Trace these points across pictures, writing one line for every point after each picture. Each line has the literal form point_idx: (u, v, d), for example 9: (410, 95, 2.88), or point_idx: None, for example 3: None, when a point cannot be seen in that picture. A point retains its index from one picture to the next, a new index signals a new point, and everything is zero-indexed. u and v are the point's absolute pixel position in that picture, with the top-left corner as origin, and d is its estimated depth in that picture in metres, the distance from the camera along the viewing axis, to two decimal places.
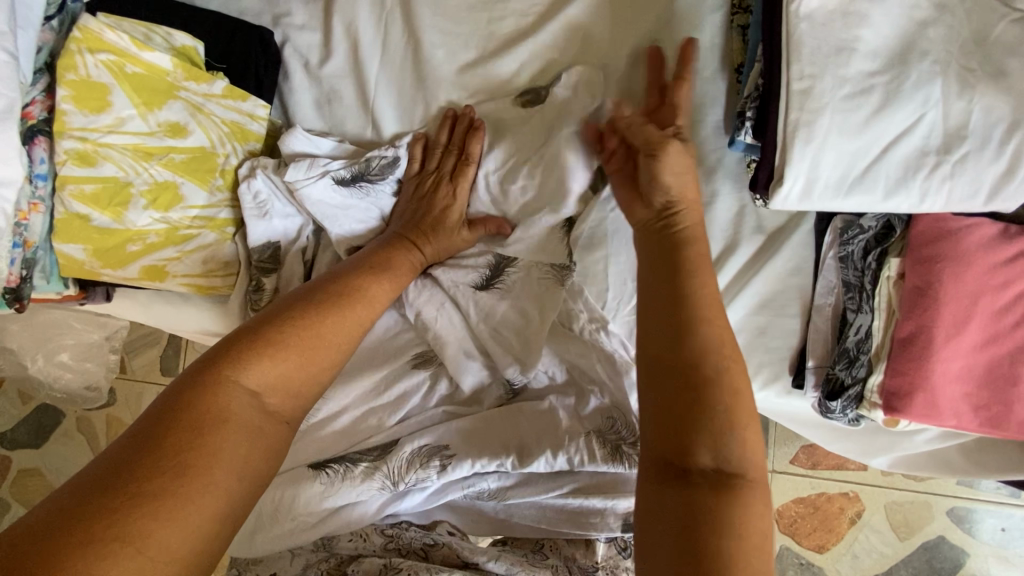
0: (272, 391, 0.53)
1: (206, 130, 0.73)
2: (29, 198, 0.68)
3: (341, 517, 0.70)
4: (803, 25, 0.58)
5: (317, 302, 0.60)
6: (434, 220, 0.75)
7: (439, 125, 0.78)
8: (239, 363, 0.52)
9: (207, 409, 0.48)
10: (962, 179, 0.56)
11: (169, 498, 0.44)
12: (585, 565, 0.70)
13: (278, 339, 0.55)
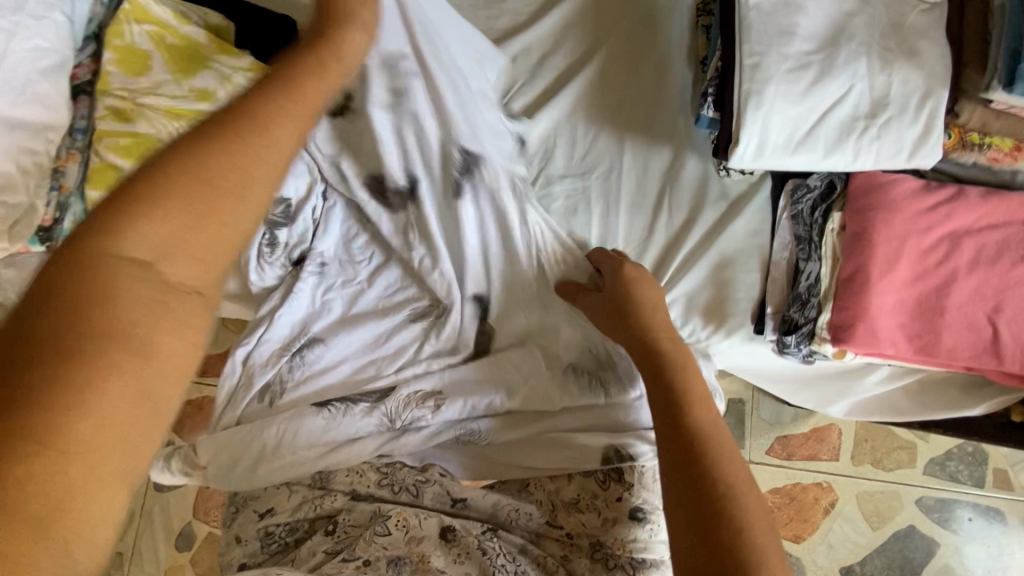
0: (179, 255, 0.35)
1: (233, 97, 0.80)
2: (68, 147, 0.75)
3: (338, 459, 0.79)
4: (752, 13, 0.70)
5: (204, 124, 0.38)
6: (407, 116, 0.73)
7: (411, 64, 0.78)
8: (122, 219, 0.34)
9: (83, 288, 0.32)
10: (887, 139, 0.66)
11: (37, 414, 0.28)
12: (566, 498, 0.77)
13: (162, 185, 0.35)
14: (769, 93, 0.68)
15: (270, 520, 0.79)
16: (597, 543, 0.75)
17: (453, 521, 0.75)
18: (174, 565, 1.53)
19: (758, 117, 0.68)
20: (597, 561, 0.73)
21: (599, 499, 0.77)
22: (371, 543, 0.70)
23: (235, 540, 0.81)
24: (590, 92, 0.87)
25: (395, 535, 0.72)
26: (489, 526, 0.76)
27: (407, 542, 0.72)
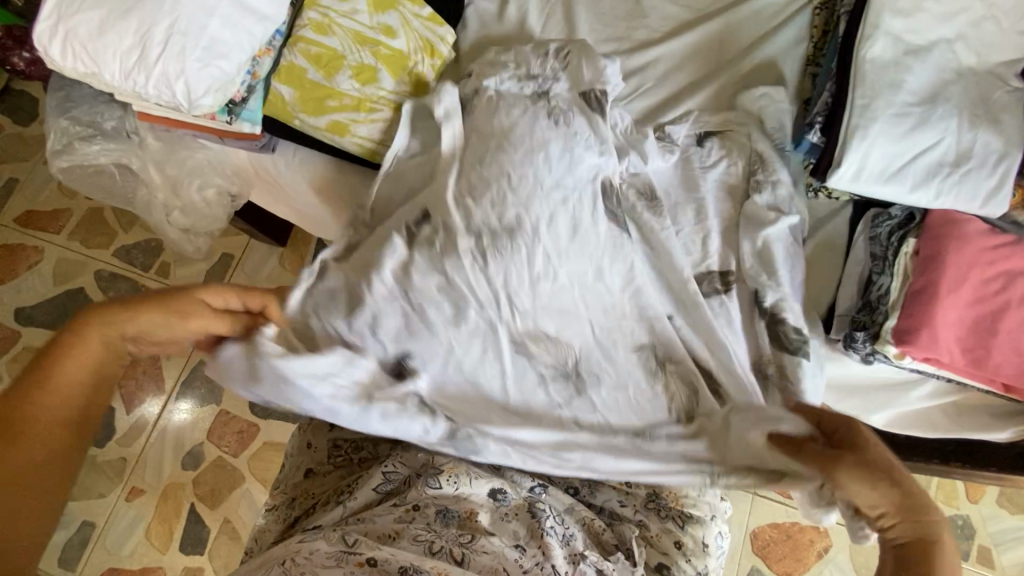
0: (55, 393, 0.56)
1: (408, 39, 0.92)
2: (268, 44, 0.87)
3: None
4: (868, 65, 0.83)
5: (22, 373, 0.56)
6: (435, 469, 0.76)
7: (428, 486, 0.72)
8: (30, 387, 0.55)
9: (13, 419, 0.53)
10: (965, 186, 0.78)
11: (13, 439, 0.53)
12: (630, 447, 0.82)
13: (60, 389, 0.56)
14: (875, 129, 0.80)
15: (340, 433, 0.81)
16: (652, 493, 0.80)
17: (502, 482, 0.77)
18: (177, 482, 1.54)
19: (862, 146, 0.80)
20: (649, 513, 0.79)
21: (659, 465, 0.77)
22: (422, 493, 0.74)
23: (305, 444, 0.82)
24: (705, 106, 0.99)
25: (446, 490, 0.74)
26: (541, 483, 0.80)
27: (456, 496, 0.75)
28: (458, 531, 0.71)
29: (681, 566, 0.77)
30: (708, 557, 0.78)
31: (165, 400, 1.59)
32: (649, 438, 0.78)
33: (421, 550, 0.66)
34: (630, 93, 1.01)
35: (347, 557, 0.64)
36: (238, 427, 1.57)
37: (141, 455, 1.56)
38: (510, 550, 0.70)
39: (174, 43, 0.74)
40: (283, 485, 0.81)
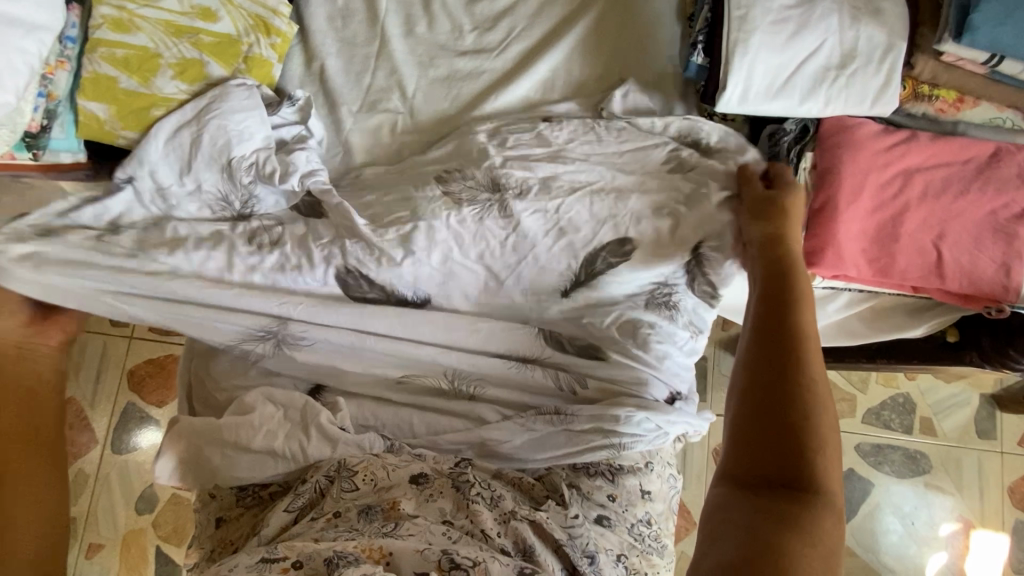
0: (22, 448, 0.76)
1: (233, 20, 0.80)
2: (58, 55, 0.73)
3: (311, 423, 0.76)
4: None
5: None
6: (363, 471, 0.71)
7: (353, 478, 0.71)
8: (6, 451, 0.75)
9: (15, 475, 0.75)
10: (855, 88, 0.74)
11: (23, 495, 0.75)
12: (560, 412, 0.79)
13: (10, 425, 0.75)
14: (754, 46, 0.74)
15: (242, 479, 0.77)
16: (571, 481, 0.77)
17: (423, 466, 0.73)
18: (135, 529, 1.47)
19: (742, 68, 0.75)
20: (581, 470, 0.78)
21: (583, 439, 0.77)
22: (339, 499, 0.69)
23: (209, 496, 0.80)
24: (585, 42, 0.90)
25: (363, 490, 0.70)
26: (466, 457, 0.76)
27: (377, 489, 0.70)
28: (381, 524, 0.65)
29: (624, 516, 0.76)
30: (649, 526, 0.77)
31: (101, 450, 1.50)
32: (563, 416, 0.78)
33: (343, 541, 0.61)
34: (501, 42, 0.91)
35: (269, 565, 0.58)
36: None
37: (90, 510, 1.48)
38: (436, 525, 0.65)
39: None
40: (199, 540, 0.79)
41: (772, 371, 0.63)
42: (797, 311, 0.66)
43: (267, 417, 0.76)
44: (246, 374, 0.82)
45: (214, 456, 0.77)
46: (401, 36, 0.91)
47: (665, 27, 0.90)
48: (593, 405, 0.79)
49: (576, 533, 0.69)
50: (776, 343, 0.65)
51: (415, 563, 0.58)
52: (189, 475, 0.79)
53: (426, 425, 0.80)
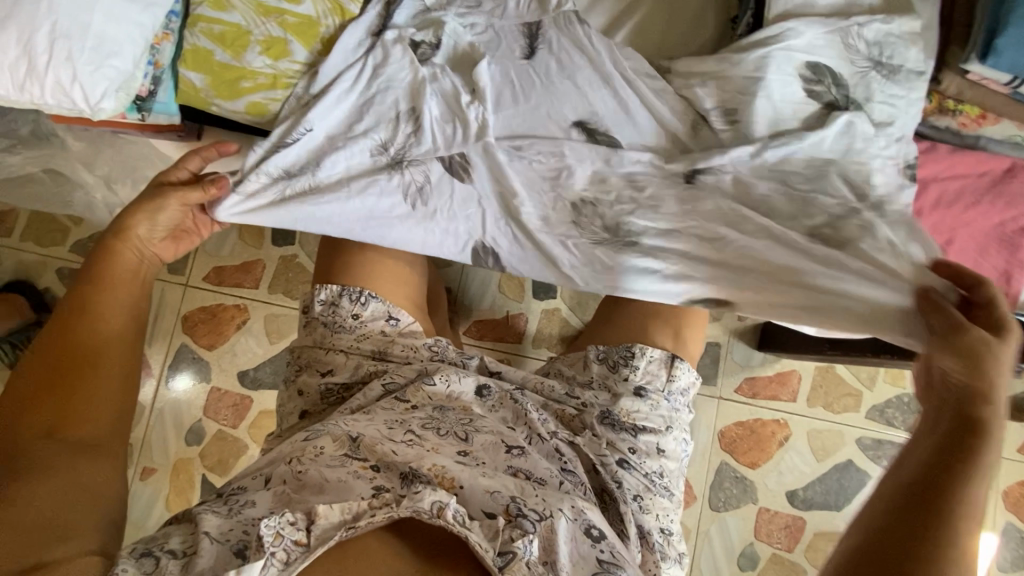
0: (102, 319, 0.74)
1: (314, 3, 0.88)
2: (164, 28, 0.82)
3: (392, 341, 0.97)
4: None
5: (90, 280, 0.75)
6: (423, 369, 0.94)
7: (421, 391, 0.90)
8: (96, 292, 0.75)
9: (84, 332, 0.72)
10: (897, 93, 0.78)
11: (82, 313, 0.73)
12: (584, 378, 0.96)
13: (116, 278, 0.77)
14: (801, 46, 0.78)
15: (329, 378, 0.93)
16: (606, 411, 0.91)
17: (487, 380, 0.95)
18: (184, 458, 1.62)
19: (780, 75, 0.78)
20: (605, 425, 0.90)
21: (614, 386, 0.94)
22: (420, 394, 0.90)
23: (297, 392, 0.94)
24: (634, 35, 0.95)
25: (439, 387, 0.91)
26: (518, 386, 0.95)
27: (448, 396, 0.91)
28: (458, 416, 0.88)
29: (638, 464, 0.89)
30: (664, 458, 0.92)
31: (156, 384, 1.64)
32: (587, 368, 0.97)
33: (419, 460, 0.76)
34: (566, 21, 0.86)
35: (350, 462, 0.76)
36: (232, 400, 1.64)
37: (144, 439, 1.64)
38: (503, 428, 0.87)
39: (59, 47, 0.70)
40: (280, 429, 0.93)
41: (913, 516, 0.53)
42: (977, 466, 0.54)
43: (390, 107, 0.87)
44: (377, 173, 0.85)
45: (322, 353, 0.95)
46: (455, 16, 0.90)
47: (709, 25, 0.95)
48: (603, 369, 0.96)
49: (604, 461, 0.87)
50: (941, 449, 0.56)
51: (480, 504, 0.71)
52: (308, 340, 0.96)
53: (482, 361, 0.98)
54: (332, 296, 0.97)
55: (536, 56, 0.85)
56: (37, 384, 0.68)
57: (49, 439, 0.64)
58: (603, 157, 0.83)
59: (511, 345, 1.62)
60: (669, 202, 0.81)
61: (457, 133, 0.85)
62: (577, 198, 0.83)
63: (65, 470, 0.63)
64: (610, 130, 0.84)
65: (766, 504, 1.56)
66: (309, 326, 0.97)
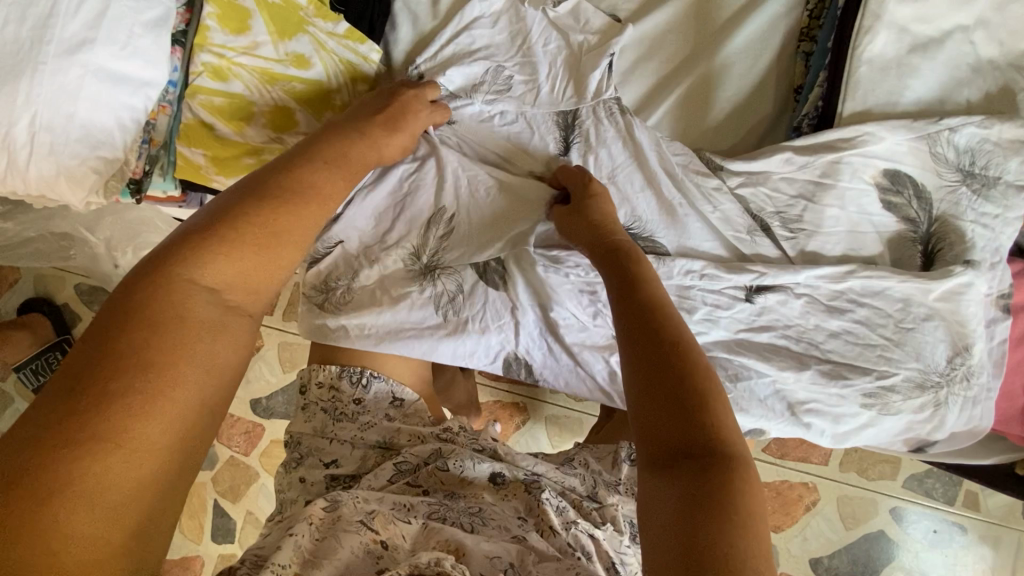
0: (232, 289, 0.54)
1: (325, 67, 0.79)
2: (160, 100, 0.76)
3: (398, 429, 0.90)
4: (863, 69, 0.72)
5: (220, 236, 0.55)
6: (434, 452, 0.86)
7: (433, 479, 0.83)
8: (193, 262, 0.52)
9: (168, 305, 0.49)
10: (980, 214, 0.70)
11: (156, 328, 0.48)
12: (611, 478, 0.92)
13: (234, 237, 0.55)
14: (876, 149, 0.71)
15: (333, 469, 0.86)
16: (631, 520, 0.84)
17: (502, 468, 0.86)
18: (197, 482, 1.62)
19: (854, 185, 0.72)
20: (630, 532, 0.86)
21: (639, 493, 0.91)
22: (433, 477, 0.83)
23: (299, 480, 0.86)
24: (675, 106, 0.85)
25: (452, 473, 0.83)
26: (534, 471, 0.88)
27: (461, 481, 0.83)
28: (466, 505, 0.78)
29: None
30: None
31: None
32: (613, 470, 0.94)
33: (428, 533, 0.71)
34: (606, 111, 0.84)
35: (364, 529, 0.69)
36: (244, 427, 1.62)
37: None
38: (513, 517, 0.78)
39: (40, 141, 0.65)
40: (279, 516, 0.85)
41: (697, 506, 0.49)
42: (702, 421, 0.54)
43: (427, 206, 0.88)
44: (409, 280, 0.88)
45: (325, 442, 0.89)
46: (483, 103, 0.87)
47: (767, 96, 0.84)
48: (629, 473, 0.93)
49: (623, 559, 0.80)
50: (653, 392, 0.56)
51: (483, 567, 0.66)
52: (309, 428, 0.91)
53: (497, 451, 0.91)
54: (330, 378, 0.93)
55: (572, 154, 0.85)
56: (194, 242, 0.54)
57: (200, 296, 0.52)
58: (650, 268, 0.80)
59: (527, 388, 1.55)
60: (713, 329, 0.79)
61: (491, 236, 0.86)
62: None
63: (188, 361, 0.48)
64: (653, 235, 0.82)
65: (786, 569, 1.49)
66: (308, 412, 0.93)
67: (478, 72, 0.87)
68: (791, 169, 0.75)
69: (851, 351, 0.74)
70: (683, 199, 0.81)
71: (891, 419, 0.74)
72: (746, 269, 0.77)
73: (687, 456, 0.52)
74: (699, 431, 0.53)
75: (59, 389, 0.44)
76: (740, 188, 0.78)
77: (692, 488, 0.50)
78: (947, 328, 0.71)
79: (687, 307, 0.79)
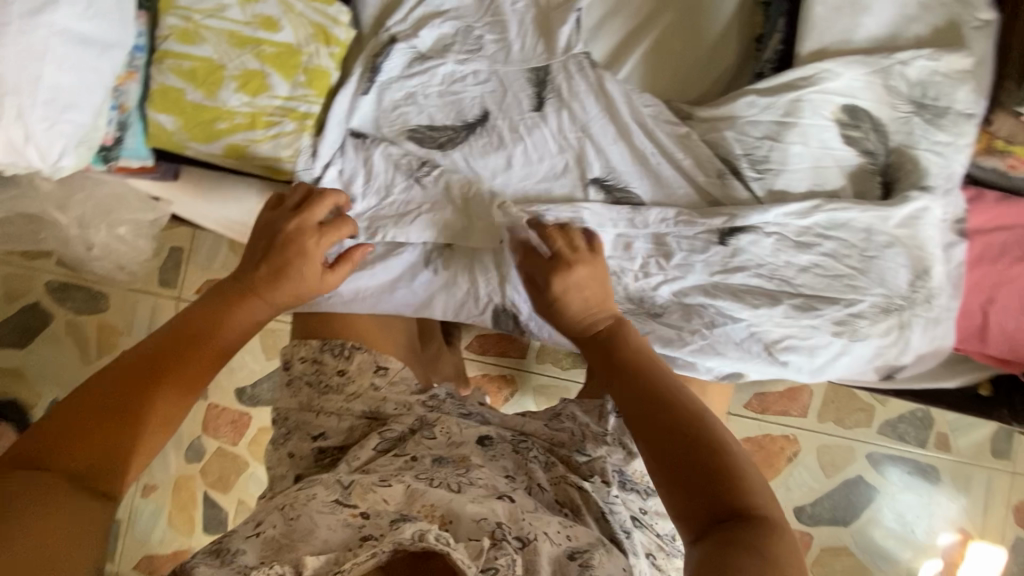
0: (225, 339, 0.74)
1: (294, 29, 0.79)
2: (128, 66, 0.75)
3: (383, 399, 0.90)
4: (820, 11, 0.75)
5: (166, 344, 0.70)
6: (419, 421, 0.87)
7: (419, 446, 0.83)
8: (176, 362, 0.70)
9: (167, 382, 0.68)
10: (935, 144, 0.73)
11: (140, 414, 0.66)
12: (598, 431, 0.90)
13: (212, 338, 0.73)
14: (834, 86, 0.73)
15: (321, 442, 0.88)
16: (620, 470, 0.88)
17: (489, 431, 0.88)
18: (185, 475, 1.60)
19: (816, 122, 0.75)
20: (618, 484, 0.87)
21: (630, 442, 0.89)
22: (419, 445, 0.84)
23: (289, 455, 0.89)
24: (643, 59, 0.87)
25: (439, 439, 0.85)
26: (520, 433, 0.90)
27: (448, 445, 0.84)
28: (453, 468, 0.79)
29: (650, 523, 0.85)
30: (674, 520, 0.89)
31: None
32: (602, 422, 0.92)
33: (411, 500, 0.71)
34: (576, 66, 0.86)
35: (341, 507, 0.70)
36: (231, 416, 1.60)
37: None
38: (500, 477, 0.79)
39: (4, 104, 0.62)
40: (271, 491, 0.88)
41: (740, 558, 0.56)
42: (709, 460, 0.63)
43: (404, 161, 0.87)
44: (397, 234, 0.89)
45: (311, 416, 0.90)
46: (455, 63, 0.88)
47: (731, 45, 0.87)
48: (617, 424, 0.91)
49: (613, 509, 0.81)
50: (648, 418, 0.67)
51: (468, 532, 0.66)
52: (294, 403, 0.92)
53: (483, 414, 0.92)
54: (313, 353, 0.93)
55: (546, 111, 0.86)
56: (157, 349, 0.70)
57: (179, 392, 0.69)
58: (627, 218, 0.84)
59: (514, 360, 1.57)
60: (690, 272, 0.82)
61: (467, 190, 0.88)
62: (599, 266, 0.87)
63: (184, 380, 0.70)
64: (628, 186, 0.85)
65: None
66: (293, 387, 0.92)
67: (448, 33, 0.88)
68: (756, 112, 0.77)
69: (821, 283, 0.77)
70: (656, 149, 0.83)
71: (862, 345, 0.79)
72: (719, 211, 0.80)
73: (720, 519, 0.60)
74: (709, 466, 0.62)
75: (59, 425, 0.64)
76: (709, 134, 0.81)
77: (706, 504, 0.61)
78: (908, 254, 0.75)
79: (664, 253, 0.84)
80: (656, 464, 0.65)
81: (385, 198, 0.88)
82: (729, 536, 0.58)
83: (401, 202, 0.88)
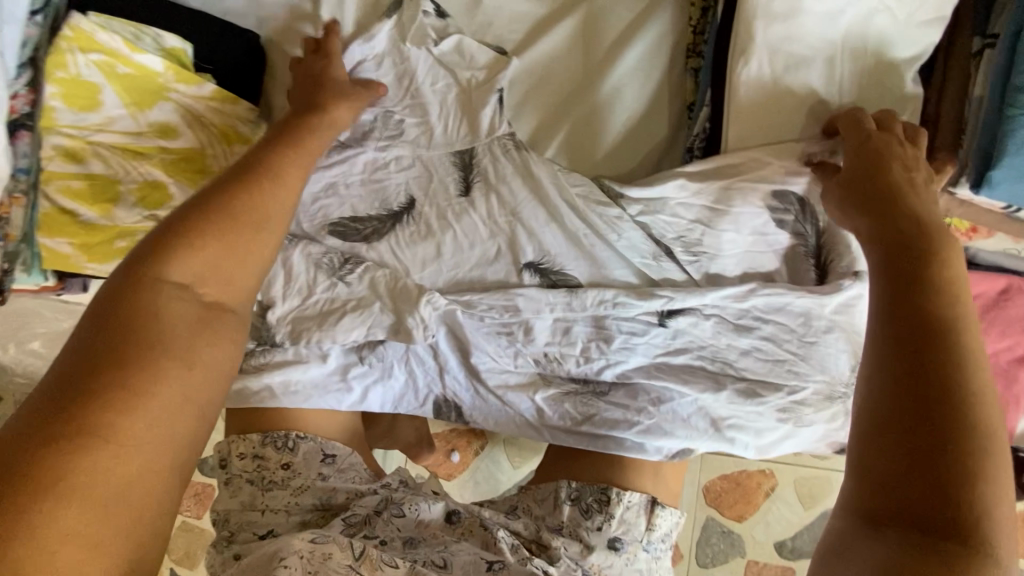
0: (204, 282, 0.57)
1: (193, 131, 0.76)
2: (10, 191, 0.71)
3: (334, 487, 0.81)
4: (743, 89, 0.72)
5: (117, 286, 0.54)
6: (382, 500, 0.79)
7: (393, 524, 0.76)
8: (160, 266, 0.55)
9: (139, 311, 0.52)
10: None
11: (126, 365, 0.49)
12: (553, 523, 0.82)
13: (195, 246, 0.57)
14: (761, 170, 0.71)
15: (270, 539, 0.78)
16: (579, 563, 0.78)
17: (457, 504, 0.80)
18: None
19: (745, 206, 0.73)
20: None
21: (590, 530, 0.80)
22: (389, 524, 0.76)
23: (233, 557, 0.78)
24: (570, 136, 0.84)
25: (409, 517, 0.77)
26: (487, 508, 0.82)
27: (416, 526, 0.77)
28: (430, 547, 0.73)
29: None
30: None
31: None
32: (558, 510, 0.83)
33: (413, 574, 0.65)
34: (502, 148, 0.82)
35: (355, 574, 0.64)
36: (193, 490, 1.55)
37: None
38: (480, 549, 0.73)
39: None
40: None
41: (933, 573, 0.44)
42: (972, 409, 0.48)
43: (326, 256, 0.83)
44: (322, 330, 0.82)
45: (256, 515, 0.80)
46: (376, 150, 0.84)
47: (662, 115, 0.84)
48: (572, 511, 0.82)
49: None
50: (881, 414, 0.50)
51: None
52: (233, 505, 0.82)
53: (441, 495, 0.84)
54: (251, 449, 0.84)
55: (473, 195, 0.82)
56: (128, 292, 0.53)
57: (171, 293, 0.55)
58: (564, 302, 0.79)
59: None
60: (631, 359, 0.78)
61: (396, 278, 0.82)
62: (540, 354, 0.81)
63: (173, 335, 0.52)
64: (563, 268, 0.81)
65: (755, 556, 1.51)
66: (231, 487, 0.83)
67: (366, 119, 0.84)
68: (687, 193, 0.75)
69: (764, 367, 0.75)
70: (589, 230, 0.79)
71: (808, 430, 0.76)
72: (656, 296, 0.76)
73: (927, 529, 0.46)
74: (949, 459, 0.47)
75: (27, 420, 0.46)
76: (641, 216, 0.78)
77: (897, 482, 0.48)
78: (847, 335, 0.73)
79: (604, 337, 0.79)
80: (869, 443, 0.50)
81: (309, 292, 0.83)
82: (916, 537, 0.46)
83: (325, 298, 0.83)
